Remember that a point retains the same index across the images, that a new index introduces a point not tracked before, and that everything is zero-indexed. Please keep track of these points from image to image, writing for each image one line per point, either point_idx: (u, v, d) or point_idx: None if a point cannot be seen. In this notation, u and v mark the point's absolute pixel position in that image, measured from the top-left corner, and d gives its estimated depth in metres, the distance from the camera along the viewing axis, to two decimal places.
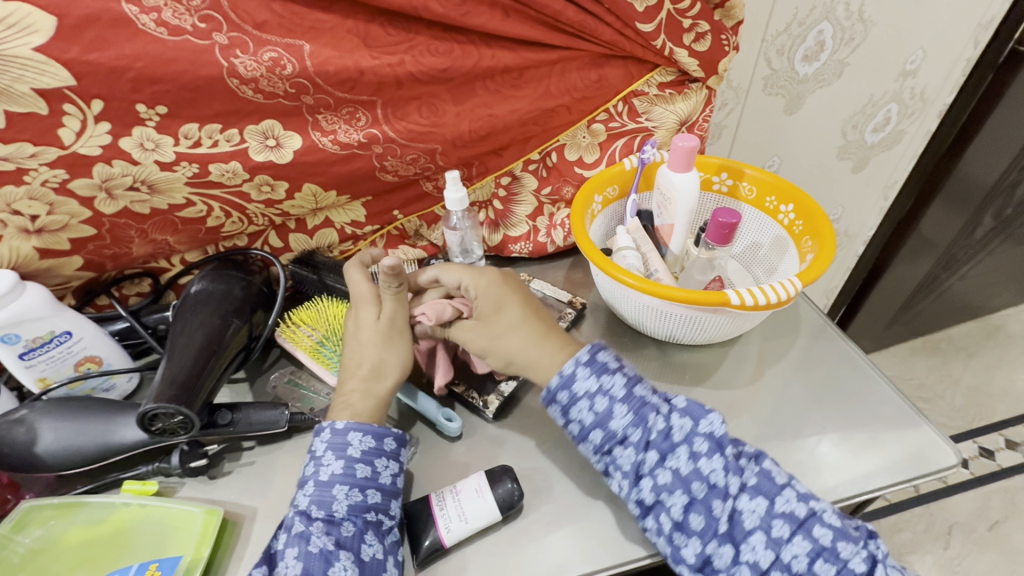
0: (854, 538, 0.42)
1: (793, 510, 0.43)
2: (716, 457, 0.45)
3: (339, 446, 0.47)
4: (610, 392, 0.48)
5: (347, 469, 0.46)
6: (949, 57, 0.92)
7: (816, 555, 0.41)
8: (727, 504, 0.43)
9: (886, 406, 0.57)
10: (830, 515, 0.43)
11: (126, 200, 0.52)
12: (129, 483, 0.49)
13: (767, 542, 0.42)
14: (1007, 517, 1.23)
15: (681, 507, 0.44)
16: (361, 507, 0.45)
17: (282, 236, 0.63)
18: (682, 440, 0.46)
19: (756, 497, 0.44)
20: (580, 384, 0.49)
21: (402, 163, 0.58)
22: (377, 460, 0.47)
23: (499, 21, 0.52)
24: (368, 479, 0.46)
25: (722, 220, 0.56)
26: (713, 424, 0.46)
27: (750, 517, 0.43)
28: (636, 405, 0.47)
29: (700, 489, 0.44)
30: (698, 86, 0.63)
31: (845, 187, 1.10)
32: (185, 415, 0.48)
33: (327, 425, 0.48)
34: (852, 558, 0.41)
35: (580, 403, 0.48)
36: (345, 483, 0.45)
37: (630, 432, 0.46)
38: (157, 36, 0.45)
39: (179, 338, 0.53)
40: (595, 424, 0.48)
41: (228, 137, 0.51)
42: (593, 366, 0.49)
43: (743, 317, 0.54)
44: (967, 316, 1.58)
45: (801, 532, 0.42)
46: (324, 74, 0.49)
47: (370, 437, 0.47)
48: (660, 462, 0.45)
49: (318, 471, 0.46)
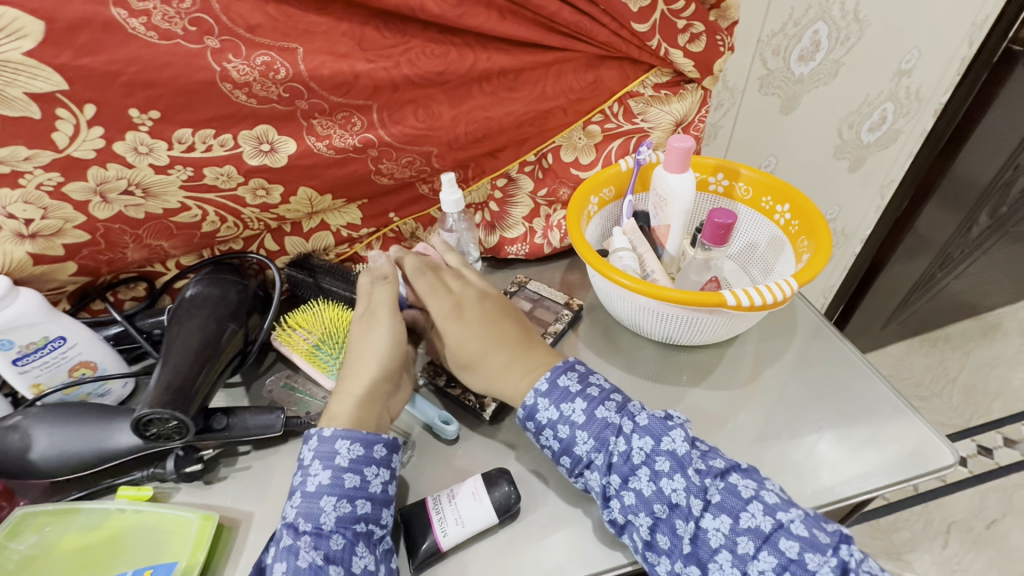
0: (822, 548, 0.41)
1: (758, 526, 0.42)
2: (677, 477, 0.45)
3: (326, 455, 0.46)
4: (571, 418, 0.49)
5: (335, 480, 0.45)
6: (944, 57, 0.92)
7: (783, 571, 0.40)
8: (690, 524, 0.43)
9: (884, 406, 0.57)
10: (798, 526, 0.42)
11: (121, 204, 0.52)
12: (125, 489, 0.49)
13: (733, 560, 0.42)
14: (1005, 515, 1.24)
15: (648, 528, 0.45)
16: (351, 518, 0.44)
17: (277, 239, 0.63)
18: (642, 462, 0.46)
19: (719, 514, 0.43)
20: (542, 413, 0.50)
21: (398, 166, 0.58)
22: (367, 469, 0.46)
23: (495, 23, 0.52)
24: (357, 489, 0.45)
25: (718, 220, 0.56)
26: (674, 442, 0.47)
27: (714, 536, 0.43)
28: (597, 429, 0.48)
29: (663, 509, 0.44)
30: (693, 87, 0.63)
31: (842, 186, 1.10)
32: (180, 420, 0.48)
33: (314, 433, 0.47)
34: (820, 569, 0.40)
35: (545, 432, 0.50)
36: (334, 494, 0.44)
37: (594, 457, 0.47)
38: (149, 40, 0.45)
39: (175, 342, 0.52)
40: (562, 451, 0.49)
41: (222, 142, 0.51)
42: (553, 394, 0.50)
43: (739, 318, 0.54)
44: (964, 314, 1.58)
45: (765, 548, 0.41)
46: (319, 77, 0.49)
47: (358, 445, 0.46)
48: (623, 484, 0.46)
49: (305, 482, 0.45)
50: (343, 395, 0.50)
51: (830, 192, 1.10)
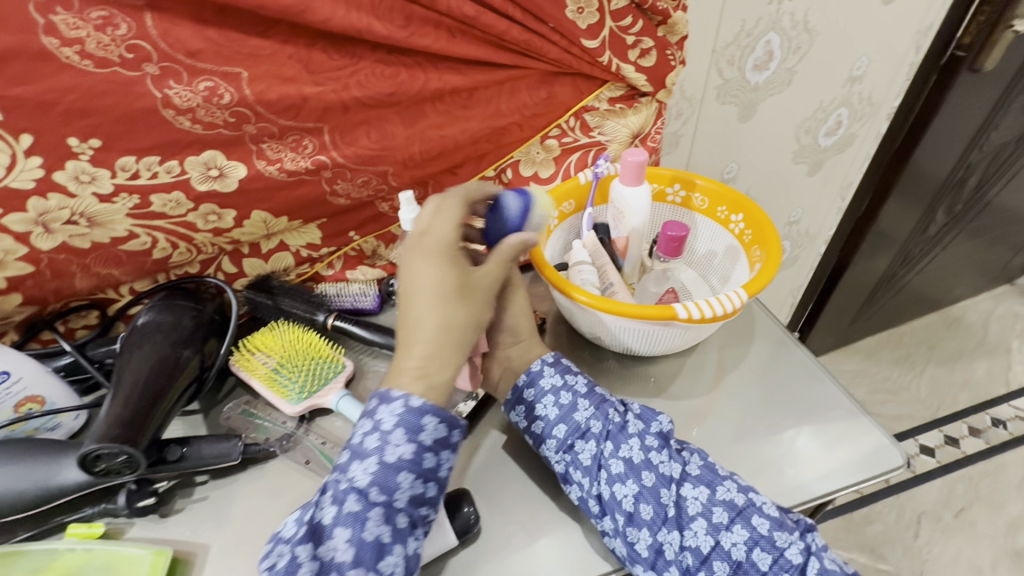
0: (789, 528, 0.44)
1: (732, 499, 0.45)
2: (664, 450, 0.48)
3: (412, 427, 0.44)
4: (573, 387, 0.52)
5: (416, 456, 0.43)
6: (893, 63, 0.95)
7: (753, 544, 0.43)
8: (672, 491, 0.46)
9: (837, 408, 0.59)
10: (768, 506, 0.45)
11: (65, 234, 0.50)
12: (75, 527, 0.47)
13: (708, 528, 0.44)
14: (971, 503, 1.27)
15: (632, 498, 0.46)
16: (419, 500, 0.43)
17: (236, 261, 0.62)
18: (635, 433, 0.49)
19: (697, 485, 0.46)
20: (546, 379, 0.53)
21: (354, 187, 0.57)
22: (443, 451, 0.45)
23: (444, 43, 0.52)
24: (433, 471, 0.44)
25: (671, 233, 0.59)
26: (662, 424, 0.50)
27: (693, 504, 0.45)
28: (597, 400, 0.51)
29: (650, 478, 0.46)
30: (648, 100, 0.64)
31: (804, 190, 1.12)
32: (129, 454, 0.47)
33: (402, 398, 0.44)
34: (789, 548, 0.43)
35: (546, 398, 0.52)
36: (412, 470, 0.43)
37: (592, 424, 0.49)
38: (83, 68, 0.44)
39: (125, 371, 0.51)
40: (560, 418, 0.51)
41: (168, 169, 0.50)
42: (558, 366, 0.54)
43: (694, 329, 0.55)
44: (928, 307, 1.63)
45: (739, 521, 0.44)
46: (265, 101, 0.49)
47: (442, 427, 0.45)
48: (614, 452, 0.48)
49: (385, 450, 0.43)
50: (443, 366, 0.47)
51: (793, 196, 1.12)
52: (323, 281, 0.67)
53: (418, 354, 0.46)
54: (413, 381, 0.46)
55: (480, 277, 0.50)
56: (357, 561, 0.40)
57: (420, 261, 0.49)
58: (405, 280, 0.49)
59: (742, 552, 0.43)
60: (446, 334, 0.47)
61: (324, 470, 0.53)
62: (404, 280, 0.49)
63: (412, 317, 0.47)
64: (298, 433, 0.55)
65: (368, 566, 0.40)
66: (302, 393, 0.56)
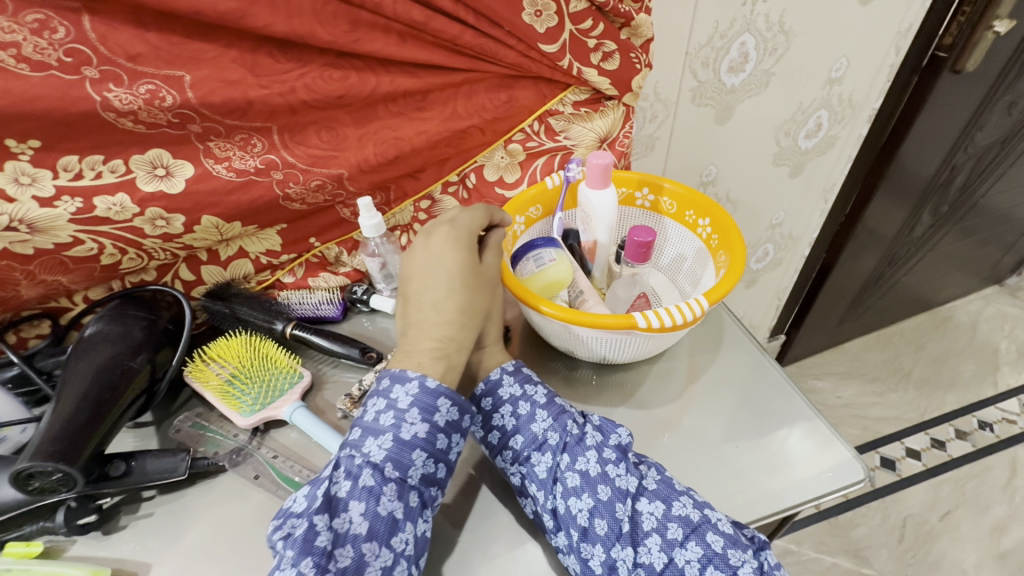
0: (743, 546, 0.42)
1: (688, 515, 0.43)
2: (622, 463, 0.45)
3: (427, 407, 0.44)
4: (532, 398, 0.50)
5: (430, 436, 0.44)
6: (872, 64, 0.94)
7: (708, 562, 0.41)
8: (627, 506, 0.43)
9: (802, 420, 0.57)
10: (724, 523, 0.43)
11: (5, 240, 0.49)
12: (11, 547, 0.46)
13: (662, 544, 0.42)
14: (957, 506, 1.26)
15: (586, 513, 0.43)
16: (429, 480, 0.44)
17: (193, 268, 0.61)
18: (592, 445, 0.46)
19: (654, 500, 0.44)
20: (504, 389, 0.50)
21: (307, 191, 0.56)
22: (454, 434, 0.46)
23: (395, 47, 0.50)
24: (443, 452, 0.45)
25: (638, 238, 0.57)
26: (621, 437, 0.48)
27: (648, 519, 0.43)
28: (556, 411, 0.48)
29: (606, 492, 0.44)
30: (614, 103, 0.63)
31: (786, 192, 1.11)
32: (65, 472, 0.46)
33: (419, 378, 0.45)
34: (741, 565, 0.41)
35: (503, 408, 0.49)
36: (425, 450, 0.44)
37: (549, 436, 0.47)
38: (18, 72, 0.42)
39: (69, 382, 0.50)
40: (517, 429, 0.48)
41: (112, 168, 0.49)
42: (519, 375, 0.51)
43: (658, 337, 0.53)
44: (917, 309, 1.62)
45: (693, 538, 0.42)
46: (209, 105, 0.48)
47: (455, 410, 0.46)
48: (570, 465, 0.45)
49: (400, 428, 0.43)
50: (459, 349, 0.49)
51: (775, 197, 1.11)
52: (285, 288, 0.66)
53: (436, 335, 0.48)
54: (431, 361, 0.47)
55: (489, 266, 0.53)
56: (371, 535, 0.40)
57: (439, 247, 0.51)
58: (424, 265, 0.51)
59: (695, 569, 0.41)
60: (466, 317, 0.50)
61: (274, 485, 0.51)
62: (422, 265, 0.51)
63: (431, 300, 0.50)
64: (249, 446, 0.54)
65: (381, 541, 0.40)
66: (255, 405, 0.55)
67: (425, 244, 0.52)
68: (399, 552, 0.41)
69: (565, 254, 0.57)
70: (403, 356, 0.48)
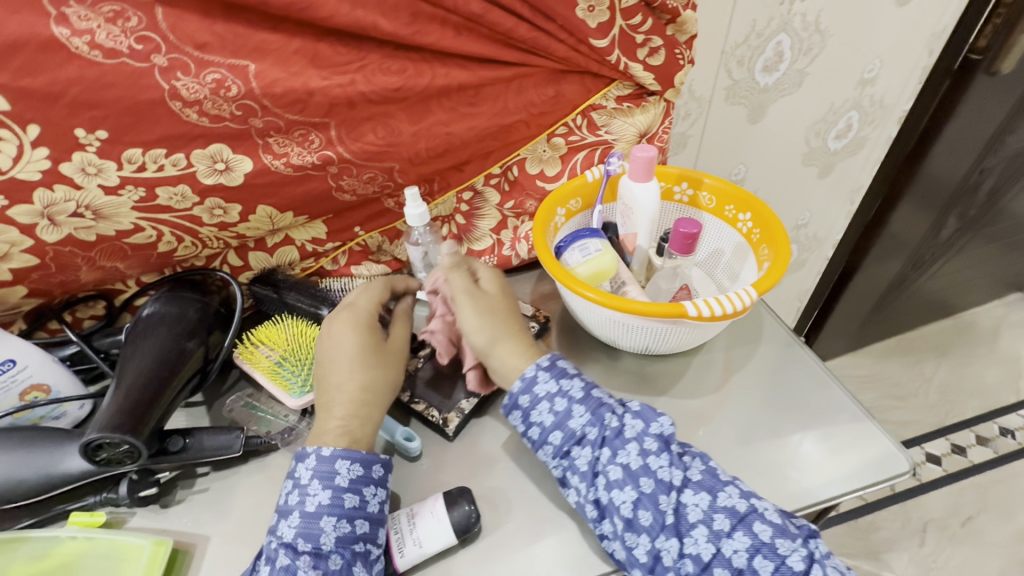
0: (792, 535, 0.42)
1: (734, 505, 0.43)
2: (664, 454, 0.46)
3: (326, 474, 0.45)
4: (569, 393, 0.49)
5: (335, 499, 0.44)
6: (905, 66, 0.94)
7: (755, 551, 0.41)
8: (671, 498, 0.44)
9: (843, 413, 0.58)
10: (771, 513, 0.43)
11: (70, 227, 0.51)
12: (77, 515, 0.48)
13: (709, 535, 0.42)
14: (980, 512, 1.26)
15: (630, 504, 0.44)
16: (350, 538, 0.43)
17: (241, 255, 0.62)
18: (633, 437, 0.47)
19: (699, 491, 0.44)
20: (541, 385, 0.50)
21: (359, 183, 0.58)
22: (367, 488, 0.46)
23: (451, 40, 0.52)
24: (357, 508, 0.44)
25: (684, 230, 0.56)
26: (662, 426, 0.48)
27: (693, 510, 0.43)
28: (594, 405, 0.49)
29: (649, 484, 0.45)
30: (655, 99, 0.63)
31: (813, 193, 1.11)
32: (131, 444, 0.47)
33: (311, 451, 0.46)
34: (791, 555, 0.41)
35: (541, 404, 0.49)
36: (334, 514, 0.44)
37: (588, 431, 0.48)
38: (92, 59, 0.44)
39: (130, 361, 0.52)
40: (555, 425, 0.49)
41: (174, 161, 0.50)
42: (554, 370, 0.51)
43: (702, 327, 0.54)
44: (940, 314, 1.61)
45: (740, 528, 0.42)
46: (271, 95, 0.49)
47: (357, 466, 0.46)
48: (612, 458, 0.46)
49: (304, 502, 0.44)
50: (365, 425, 0.50)
51: (802, 198, 1.11)
52: (327, 275, 0.67)
53: (340, 415, 0.49)
54: (335, 439, 0.48)
55: (395, 339, 0.55)
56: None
57: (342, 327, 0.53)
58: (330, 349, 0.52)
59: (744, 559, 0.41)
60: (367, 393, 0.50)
61: None
62: (326, 350, 0.53)
63: (336, 382, 0.51)
64: (300, 427, 0.55)
65: None
66: (304, 387, 0.55)
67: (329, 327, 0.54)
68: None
69: (609, 245, 0.58)
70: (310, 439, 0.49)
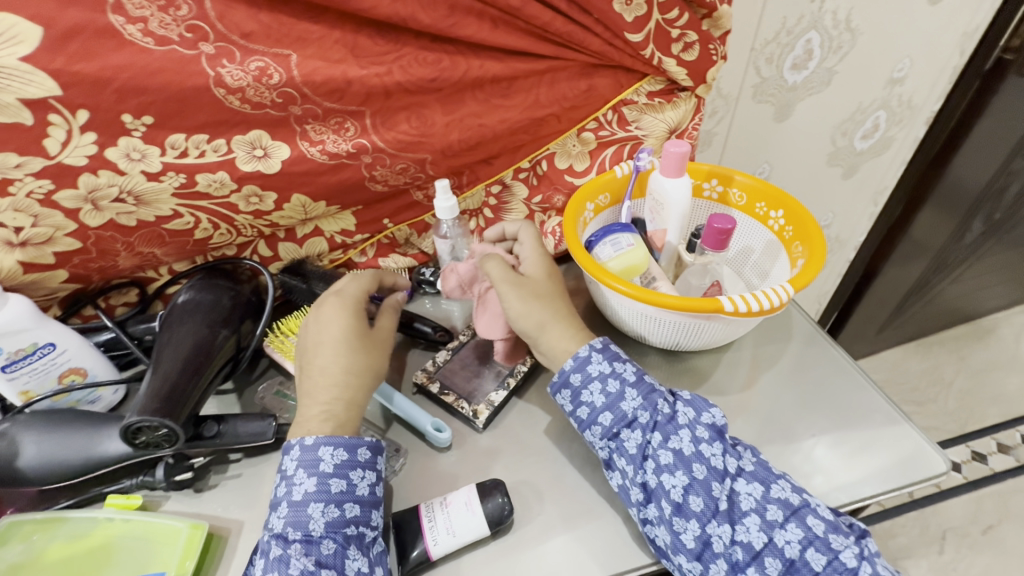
0: (845, 532, 0.42)
1: (787, 498, 0.43)
2: (717, 443, 0.46)
3: (310, 463, 0.45)
4: (621, 375, 0.50)
5: (321, 486, 0.44)
6: (936, 66, 0.92)
7: (808, 544, 0.41)
8: (724, 485, 0.44)
9: (876, 412, 0.57)
10: (823, 509, 0.43)
11: (112, 212, 0.52)
12: (113, 498, 0.49)
13: (761, 525, 0.42)
14: (1001, 521, 1.23)
15: (681, 489, 0.44)
16: (341, 522, 0.43)
17: (271, 245, 0.63)
18: (685, 424, 0.47)
19: (752, 481, 0.44)
20: (593, 366, 0.50)
21: (391, 173, 0.58)
22: (353, 472, 0.45)
23: (487, 32, 0.52)
24: (345, 493, 0.44)
25: (718, 225, 0.56)
26: (714, 416, 0.48)
27: (746, 499, 0.43)
28: (646, 389, 0.49)
29: (701, 470, 0.44)
30: (687, 95, 0.63)
31: (836, 193, 1.10)
32: (169, 428, 0.48)
33: (295, 442, 0.46)
34: (844, 550, 0.41)
35: (593, 384, 0.50)
36: (320, 501, 0.44)
37: (639, 414, 0.48)
38: (144, 46, 0.45)
39: (166, 346, 0.52)
40: (606, 406, 0.49)
41: (215, 147, 0.51)
42: (607, 353, 0.52)
43: (735, 323, 0.54)
44: (959, 319, 1.58)
45: (793, 520, 0.42)
46: (311, 84, 0.49)
47: (338, 451, 0.46)
48: (663, 443, 0.46)
49: (290, 492, 0.44)
50: (350, 410, 0.50)
51: (824, 198, 1.11)
52: (355, 267, 0.67)
53: (324, 399, 0.49)
54: (321, 424, 0.48)
55: (381, 329, 0.55)
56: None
57: (329, 315, 0.53)
58: (316, 334, 0.52)
59: (796, 550, 0.41)
60: (351, 378, 0.51)
61: None
62: (312, 334, 0.53)
63: (320, 366, 0.51)
64: None
65: None
66: None
67: (314, 317, 0.54)
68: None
69: (641, 239, 0.58)
70: (296, 427, 0.49)
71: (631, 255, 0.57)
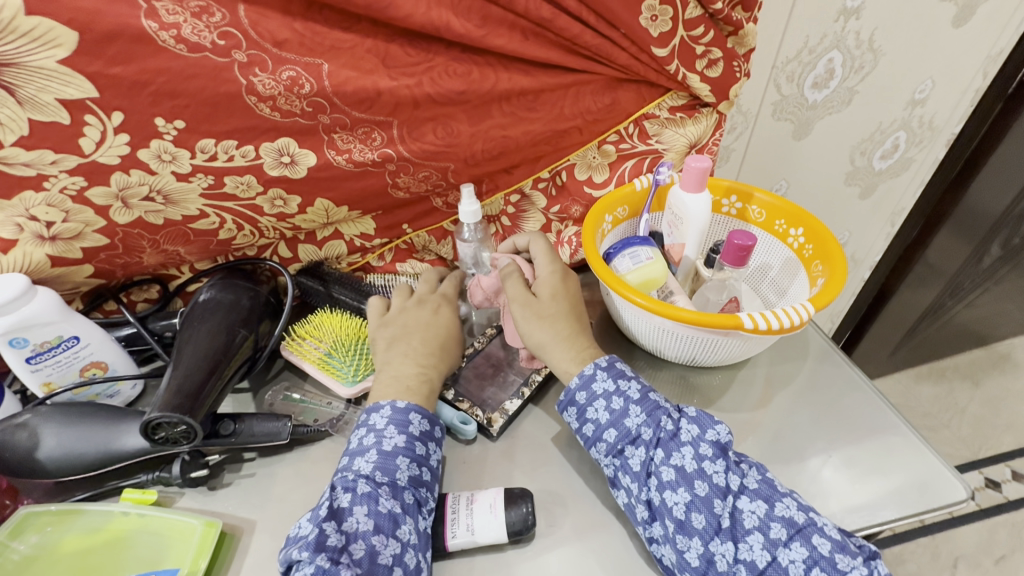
0: (851, 553, 0.41)
1: (792, 516, 0.42)
2: (720, 461, 0.45)
3: (400, 421, 0.48)
4: (625, 393, 0.50)
5: (409, 444, 0.47)
6: (957, 89, 0.91)
7: (813, 564, 0.40)
8: (727, 503, 0.43)
9: (894, 437, 0.56)
10: (830, 528, 0.42)
11: (141, 210, 0.53)
12: (129, 492, 0.49)
13: (765, 543, 0.41)
14: (1013, 551, 1.20)
15: (683, 506, 0.44)
16: (419, 481, 0.46)
17: (291, 247, 0.63)
18: (688, 441, 0.46)
19: (755, 499, 0.43)
20: (598, 384, 0.50)
21: (414, 181, 0.59)
22: (431, 443, 0.49)
23: (517, 43, 0.52)
24: (425, 458, 0.47)
25: (739, 242, 0.55)
26: (719, 433, 0.47)
27: (749, 517, 0.42)
28: (650, 406, 0.48)
29: (703, 487, 0.44)
30: (709, 111, 0.63)
31: (853, 213, 1.10)
32: (188, 424, 0.48)
33: (387, 403, 0.49)
34: (850, 571, 0.40)
35: (597, 402, 0.50)
36: (408, 456, 0.46)
37: (643, 431, 0.47)
38: (177, 52, 0.46)
39: (186, 345, 0.53)
40: (611, 423, 0.49)
41: (244, 153, 0.52)
42: (612, 370, 0.51)
43: (754, 340, 0.53)
44: (973, 344, 1.56)
45: (798, 539, 0.41)
46: (342, 93, 0.50)
47: (426, 420, 0.49)
48: (665, 460, 0.46)
49: (382, 443, 0.47)
50: (439, 378, 0.54)
51: (839, 217, 1.11)
52: (372, 271, 0.68)
53: (421, 363, 0.54)
54: (417, 384, 0.52)
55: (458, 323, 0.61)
56: (378, 529, 0.41)
57: (435, 304, 0.60)
58: (419, 316, 0.58)
59: (800, 570, 0.40)
60: (445, 355, 0.56)
61: None
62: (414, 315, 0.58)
63: (421, 337, 0.56)
64: (348, 414, 0.56)
65: (387, 533, 0.42)
66: (356, 375, 0.56)
67: (417, 305, 0.60)
68: (407, 542, 0.42)
69: (660, 253, 0.58)
70: (388, 387, 0.51)
71: (648, 270, 0.57)
